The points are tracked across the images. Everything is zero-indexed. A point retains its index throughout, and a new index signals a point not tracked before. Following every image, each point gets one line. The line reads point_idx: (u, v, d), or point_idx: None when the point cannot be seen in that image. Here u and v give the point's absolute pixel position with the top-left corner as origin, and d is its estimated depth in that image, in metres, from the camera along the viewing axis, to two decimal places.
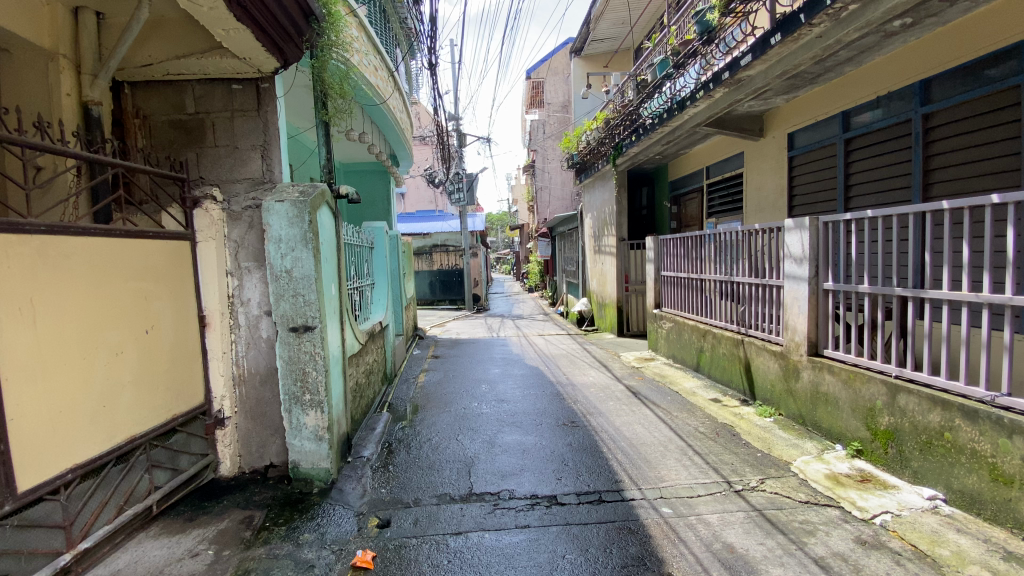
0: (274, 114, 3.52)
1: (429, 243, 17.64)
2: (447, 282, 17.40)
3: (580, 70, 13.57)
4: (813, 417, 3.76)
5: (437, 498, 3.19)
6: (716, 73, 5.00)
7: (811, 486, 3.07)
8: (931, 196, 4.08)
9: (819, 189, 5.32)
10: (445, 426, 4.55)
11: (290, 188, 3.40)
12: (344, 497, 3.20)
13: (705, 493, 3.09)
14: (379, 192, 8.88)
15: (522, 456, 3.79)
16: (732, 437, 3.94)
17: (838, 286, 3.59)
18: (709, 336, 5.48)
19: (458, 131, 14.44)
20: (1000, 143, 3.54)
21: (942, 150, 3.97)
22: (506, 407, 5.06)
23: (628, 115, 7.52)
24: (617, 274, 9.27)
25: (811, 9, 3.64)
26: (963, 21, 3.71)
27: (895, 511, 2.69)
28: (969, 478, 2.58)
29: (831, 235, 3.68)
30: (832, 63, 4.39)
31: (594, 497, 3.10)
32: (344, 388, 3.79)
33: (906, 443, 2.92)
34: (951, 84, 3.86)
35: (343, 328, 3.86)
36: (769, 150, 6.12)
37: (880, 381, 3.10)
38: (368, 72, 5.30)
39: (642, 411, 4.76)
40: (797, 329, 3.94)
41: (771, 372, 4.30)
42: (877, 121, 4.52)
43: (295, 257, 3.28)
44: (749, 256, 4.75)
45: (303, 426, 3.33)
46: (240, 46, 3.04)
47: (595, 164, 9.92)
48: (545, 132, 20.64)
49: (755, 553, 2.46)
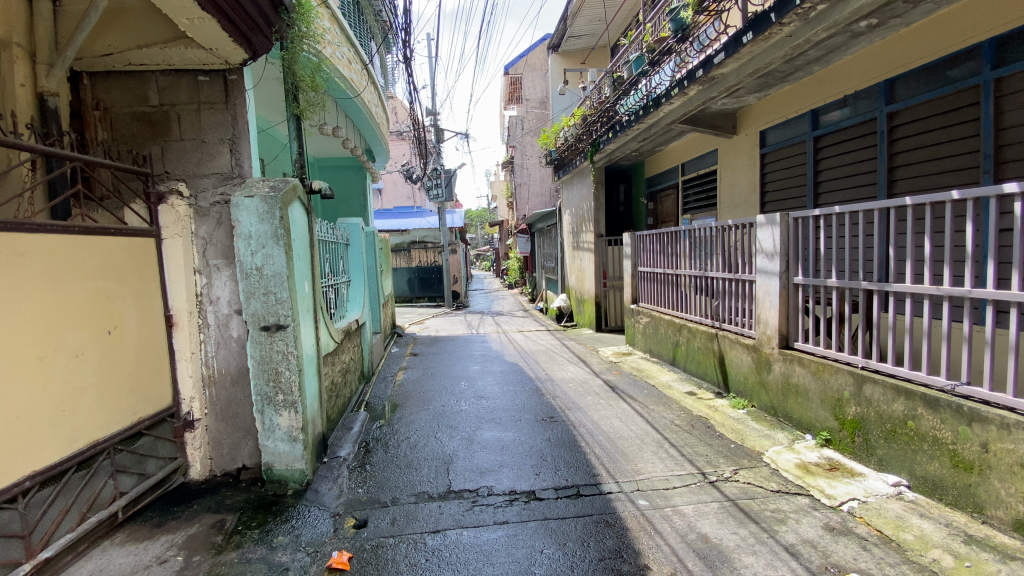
0: (243, 107, 3.42)
1: (407, 240, 17.41)
2: (426, 279, 17.31)
3: (558, 66, 13.52)
4: (784, 408, 3.86)
5: (414, 497, 3.17)
6: (690, 71, 5.05)
7: (782, 475, 3.15)
8: (894, 193, 4.22)
9: (789, 186, 5.45)
10: (423, 424, 4.51)
11: (260, 183, 3.31)
12: (319, 498, 3.15)
13: (680, 485, 3.14)
14: (354, 188, 8.77)
15: (501, 452, 3.79)
16: (706, 429, 4.01)
17: (807, 280, 3.67)
18: (684, 331, 5.56)
19: (436, 126, 14.29)
20: (958, 142, 3.68)
21: (905, 149, 4.10)
22: (486, 403, 5.06)
23: (605, 112, 7.59)
24: (596, 269, 9.34)
25: (781, 9, 3.71)
26: (927, 22, 3.82)
27: (861, 498, 2.77)
28: (932, 464, 2.67)
29: (801, 231, 3.75)
30: (802, 61, 4.48)
31: (572, 492, 3.12)
32: (319, 387, 3.72)
33: (872, 432, 3.02)
34: (916, 84, 3.98)
35: (317, 326, 3.79)
36: (742, 147, 6.22)
37: (847, 371, 3.20)
38: (340, 65, 5.19)
39: (619, 405, 4.80)
40: (769, 322, 4.02)
41: (743, 365, 4.40)
42: (845, 120, 4.64)
43: (266, 254, 3.20)
44: (723, 251, 4.82)
45: (276, 427, 3.26)
46: (206, 36, 2.95)
47: (573, 161, 9.97)
48: (523, 129, 20.58)
49: (729, 542, 2.51)
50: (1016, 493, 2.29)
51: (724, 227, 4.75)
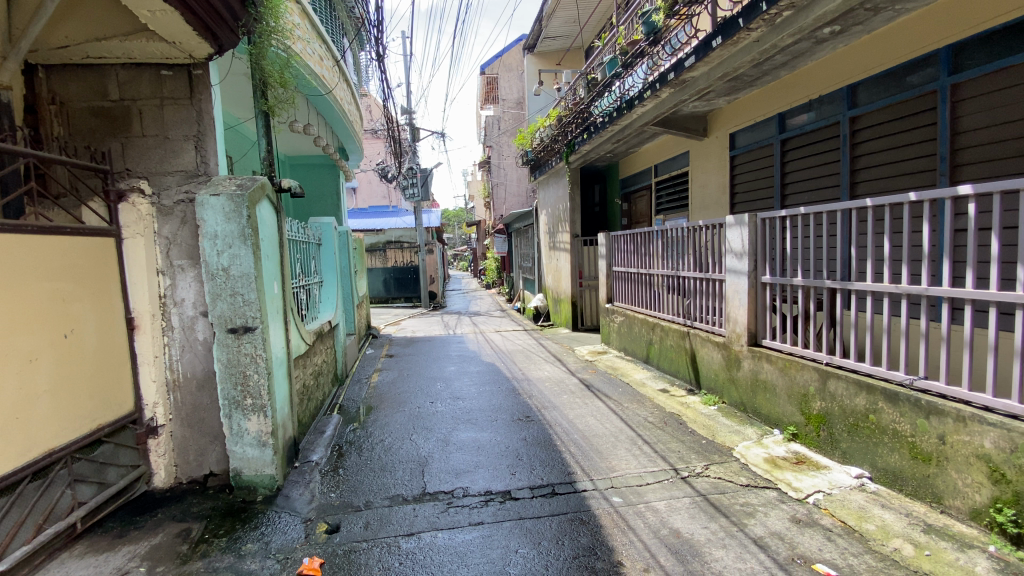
0: (208, 103, 3.32)
1: (383, 239, 17.20)
2: (402, 279, 17.13)
3: (534, 67, 13.53)
4: (753, 404, 3.96)
5: (388, 500, 3.12)
6: (662, 74, 5.13)
7: (751, 470, 3.23)
8: (856, 195, 4.37)
9: (758, 188, 5.59)
10: (398, 426, 4.46)
11: (226, 181, 3.22)
12: (290, 503, 3.08)
13: (653, 481, 3.18)
14: (327, 187, 8.62)
15: (476, 453, 3.77)
16: (679, 426, 4.08)
17: (775, 279, 3.76)
18: (657, 329, 5.65)
19: (412, 124, 14.15)
20: (915, 147, 3.84)
21: (867, 152, 4.25)
22: (462, 404, 5.03)
23: (580, 113, 7.66)
24: (572, 269, 9.41)
25: (748, 15, 3.80)
26: (887, 30, 3.96)
27: (826, 490, 2.86)
28: (892, 456, 2.77)
29: (767, 231, 3.84)
30: (769, 66, 4.60)
31: (547, 491, 3.13)
32: (290, 390, 3.64)
33: (836, 426, 3.12)
34: (876, 90, 4.14)
35: (287, 328, 3.70)
36: (712, 149, 6.35)
37: (812, 367, 3.30)
38: (311, 61, 5.09)
39: (594, 403, 4.85)
40: (738, 321, 4.11)
41: (714, 362, 4.49)
42: (810, 123, 4.79)
43: (232, 254, 3.11)
44: (694, 251, 4.91)
45: (245, 432, 3.18)
46: (169, 29, 2.86)
47: (549, 161, 10.01)
48: (500, 129, 20.56)
49: (700, 537, 2.55)
50: (971, 483, 2.38)
51: (695, 228, 4.84)
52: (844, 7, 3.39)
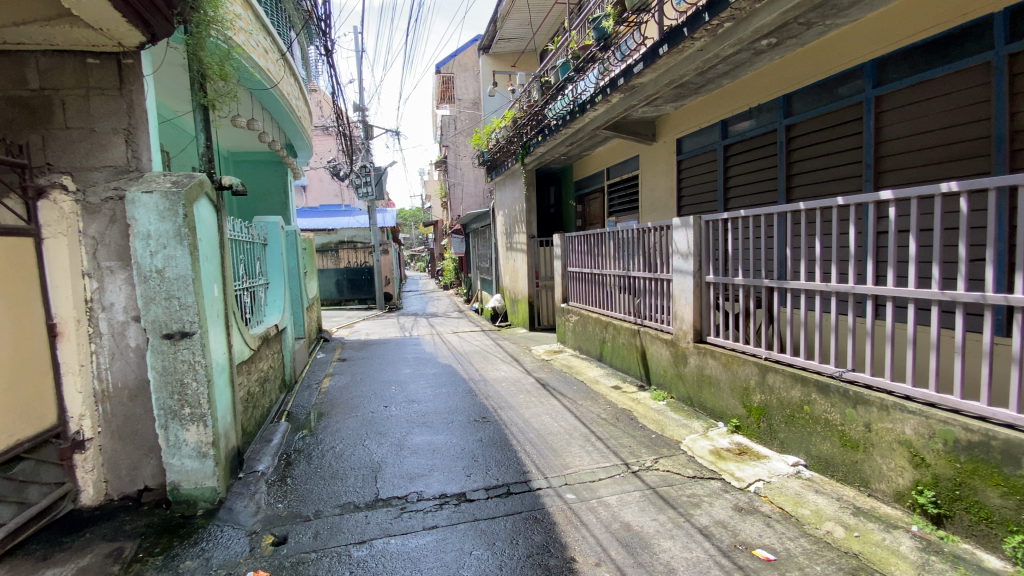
0: (140, 95, 3.11)
1: (335, 239, 16.70)
2: (355, 280, 16.71)
3: (489, 68, 13.50)
4: (699, 398, 4.12)
5: (339, 508, 3.04)
6: (613, 79, 5.26)
7: (697, 461, 3.37)
8: (792, 199, 4.64)
9: (703, 191, 5.83)
10: (350, 432, 4.35)
11: (160, 177, 3.04)
12: (234, 516, 2.94)
13: (605, 476, 3.25)
14: (274, 184, 8.30)
15: (431, 457, 3.73)
16: (630, 421, 4.20)
17: (717, 278, 3.93)
18: (610, 328, 5.78)
19: (364, 122, 13.81)
20: (843, 154, 4.12)
21: (801, 159, 4.52)
22: (417, 407, 4.97)
23: (534, 115, 7.73)
24: (528, 270, 9.49)
25: (692, 24, 3.95)
26: (819, 43, 4.22)
27: (766, 479, 3.02)
28: (824, 444, 2.95)
29: (711, 233, 4.01)
30: (712, 75, 4.80)
31: (502, 491, 3.13)
32: (233, 398, 3.47)
33: (775, 417, 3.30)
34: (809, 100, 4.40)
35: (229, 333, 3.54)
36: (660, 153, 6.56)
37: (752, 362, 3.47)
38: (254, 53, 4.88)
39: (549, 402, 4.90)
40: (684, 318, 4.27)
41: (663, 359, 4.65)
42: (750, 130, 5.03)
43: (167, 255, 2.94)
44: (644, 252, 5.05)
45: (183, 444, 3.01)
46: (95, 15, 2.66)
47: (504, 162, 10.04)
48: (456, 129, 20.42)
49: (649, 529, 2.63)
50: (893, 467, 2.57)
51: (644, 229, 4.98)
52: (780, 21, 3.59)
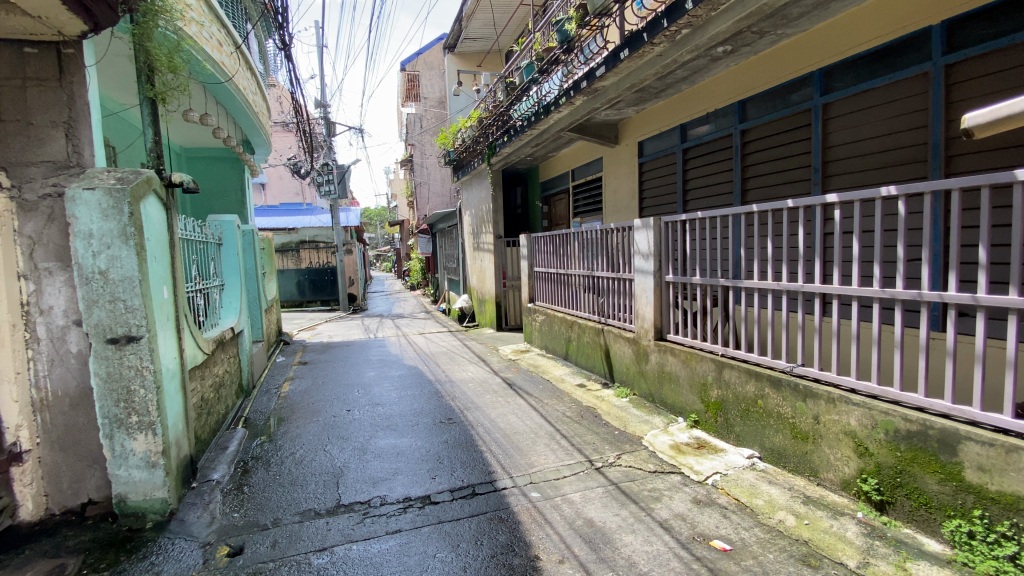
0: (82, 87, 2.94)
1: (296, 238, 16.23)
2: (318, 281, 16.29)
3: (454, 67, 13.40)
4: (660, 394, 4.23)
5: (299, 516, 2.96)
6: (576, 82, 5.34)
7: (658, 456, 3.46)
8: (747, 201, 4.81)
9: (664, 193, 5.97)
10: (311, 437, 4.24)
11: (103, 174, 2.89)
12: (186, 528, 2.82)
13: (570, 474, 3.29)
14: (231, 182, 8.02)
15: (395, 460, 3.68)
16: (594, 419, 4.27)
17: (677, 278, 4.03)
18: (575, 327, 5.85)
19: (327, 119, 13.47)
20: (794, 159, 4.30)
21: (755, 162, 4.69)
22: (381, 410, 4.89)
23: (500, 116, 7.74)
24: (495, 270, 9.48)
25: (652, 30, 4.05)
26: (772, 52, 4.39)
27: (723, 471, 3.13)
28: (776, 436, 3.08)
29: (670, 234, 4.11)
30: (672, 80, 4.93)
31: (466, 492, 3.12)
32: (185, 405, 3.33)
33: (731, 412, 3.41)
34: (762, 106, 4.59)
35: (180, 336, 3.39)
36: (623, 156, 6.68)
37: (709, 359, 3.59)
38: (206, 46, 4.69)
39: (516, 401, 4.92)
40: (646, 317, 4.37)
41: (625, 357, 4.75)
42: (708, 134, 5.19)
43: (111, 256, 2.79)
44: (607, 252, 5.14)
45: (130, 454, 2.86)
46: (32, 2, 2.49)
47: (471, 162, 10.02)
48: (422, 127, 20.19)
49: (612, 524, 2.68)
50: (840, 457, 2.70)
51: (607, 230, 5.07)
52: (734, 29, 3.72)
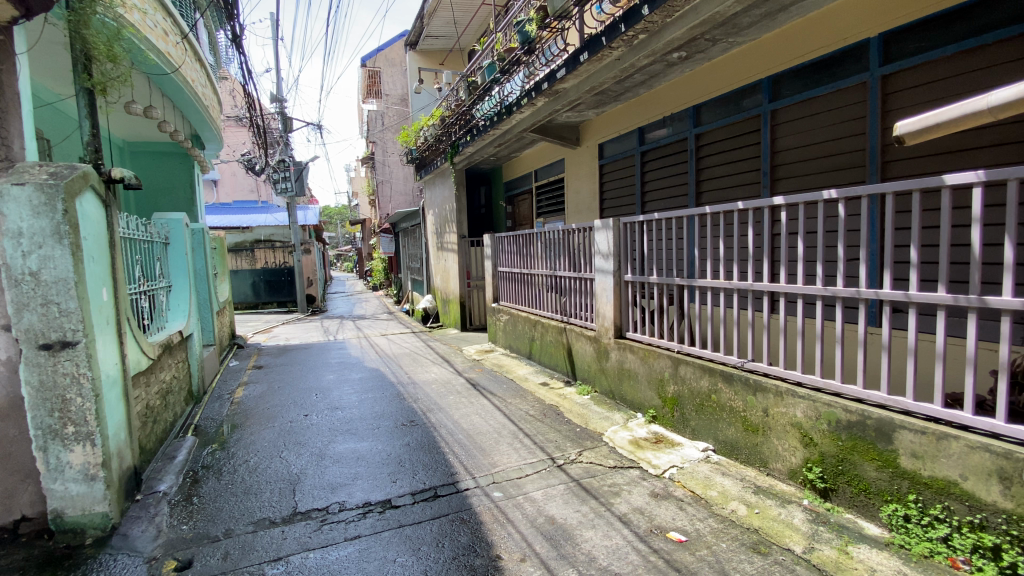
0: (10, 75, 2.73)
1: (250, 238, 15.65)
2: (274, 282, 15.76)
3: (416, 64, 13.20)
4: (620, 391, 4.32)
5: (253, 525, 2.86)
6: (537, 83, 5.38)
7: (617, 452, 3.53)
8: (702, 203, 4.97)
9: (623, 194, 6.10)
10: (267, 443, 4.11)
11: (34, 168, 2.70)
12: (130, 543, 2.67)
13: (532, 472, 3.32)
14: (179, 178, 7.65)
15: (355, 465, 3.61)
16: (556, 417, 4.31)
17: (635, 277, 4.13)
18: (538, 326, 5.90)
19: (283, 114, 13.02)
20: (745, 163, 4.48)
21: (709, 165, 4.85)
22: (340, 414, 4.78)
23: (462, 115, 7.72)
24: (459, 270, 9.42)
25: (610, 34, 4.13)
26: (724, 59, 4.56)
27: (679, 465, 3.23)
28: (728, 429, 3.20)
29: (629, 234, 4.21)
30: (630, 84, 5.04)
31: (428, 495, 3.10)
32: (127, 413, 3.15)
33: (687, 406, 3.52)
34: (715, 112, 4.75)
35: (122, 341, 3.21)
36: (584, 157, 6.78)
37: (666, 355, 3.69)
38: (149, 34, 4.45)
39: (479, 402, 4.91)
40: (606, 316, 4.45)
41: (587, 355, 4.82)
42: (665, 138, 5.33)
43: (43, 256, 2.61)
44: (569, 252, 5.21)
45: (66, 466, 2.68)
46: None
47: (433, 160, 9.92)
48: (383, 124, 19.82)
49: (572, 520, 2.72)
50: (787, 447, 2.84)
51: (568, 230, 5.13)
52: (688, 36, 3.84)
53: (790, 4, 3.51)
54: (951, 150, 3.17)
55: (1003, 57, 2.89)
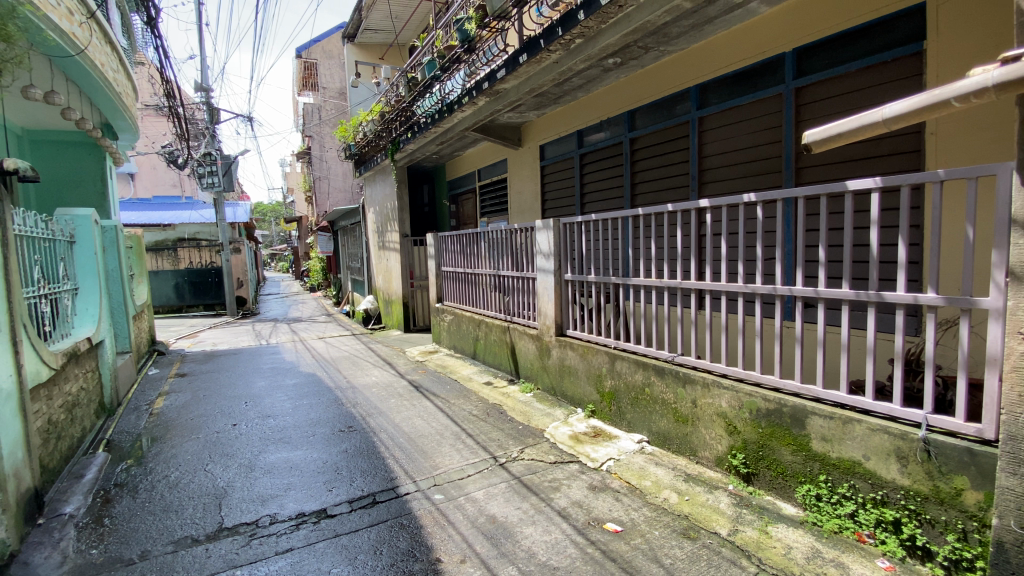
0: None
1: (172, 236, 14.56)
2: (200, 283, 14.76)
3: (354, 57, 12.80)
4: (561, 387, 4.41)
5: (172, 545, 2.66)
6: (478, 82, 5.38)
7: (558, 447, 3.60)
8: (637, 204, 5.16)
9: (564, 194, 6.22)
10: (189, 457, 3.84)
11: None
12: (28, 573, 2.41)
13: (473, 472, 3.31)
14: (88, 171, 7.00)
15: (288, 475, 3.45)
16: (499, 415, 4.34)
17: (575, 277, 4.22)
18: (482, 326, 5.90)
19: (209, 104, 12.22)
20: (676, 166, 4.69)
21: (643, 168, 5.04)
22: (273, 422, 4.56)
23: (402, 111, 7.57)
24: (401, 269, 9.23)
25: (548, 37, 4.19)
26: (655, 67, 4.76)
27: (616, 457, 3.34)
28: (661, 421, 3.35)
29: (569, 235, 4.29)
30: (568, 87, 5.15)
31: (366, 501, 3.02)
32: (25, 429, 2.84)
33: (623, 400, 3.65)
34: (648, 117, 4.95)
35: (19, 351, 2.89)
36: (525, 158, 6.84)
37: (604, 351, 3.80)
38: (51, 13, 4.04)
39: (422, 404, 4.84)
40: (547, 314, 4.52)
41: (530, 353, 4.88)
42: (603, 141, 5.48)
43: None
44: (511, 251, 5.24)
45: None
46: None
47: (373, 157, 9.67)
48: (320, 118, 19.06)
49: (513, 518, 2.74)
50: (713, 436, 3.01)
51: (510, 230, 5.16)
52: (621, 42, 3.97)
53: (715, 17, 3.71)
54: (856, 158, 3.48)
55: (897, 75, 3.19)
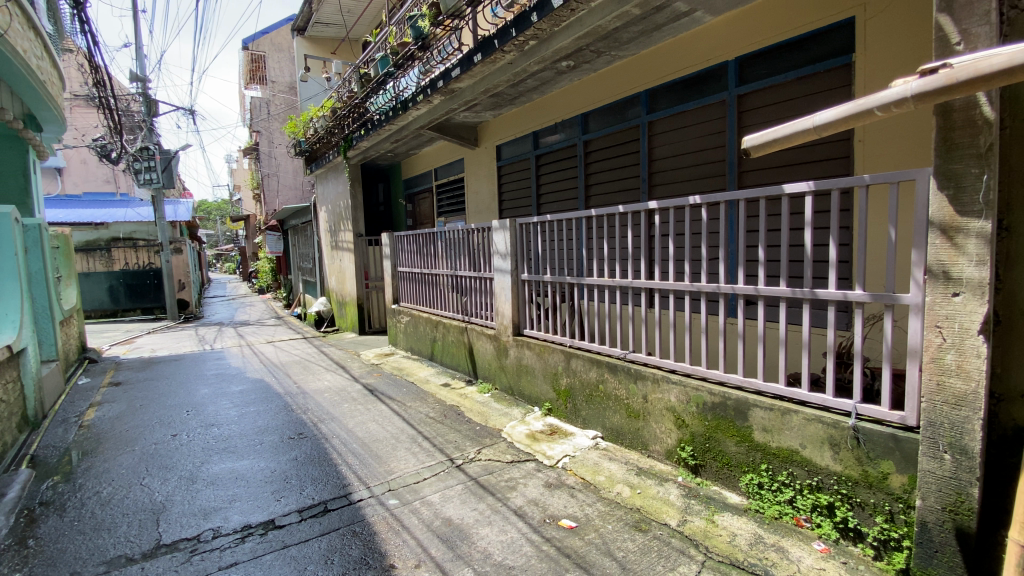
0: None
1: (106, 235, 13.57)
2: (137, 286, 13.89)
3: (304, 51, 12.37)
4: (518, 387, 4.43)
5: (105, 566, 2.49)
6: (433, 80, 5.32)
7: (515, 447, 3.62)
8: (591, 205, 5.25)
9: (520, 194, 6.25)
10: (124, 471, 3.61)
11: None
12: None
13: (429, 475, 3.28)
14: (8, 165, 6.46)
15: (234, 485, 3.31)
16: (456, 416, 4.31)
17: (530, 277, 4.25)
18: (440, 327, 5.85)
19: (146, 96, 11.52)
20: (628, 168, 4.80)
21: (597, 170, 5.14)
22: (218, 431, 4.35)
23: (356, 107, 7.40)
24: (356, 270, 9.02)
25: (502, 37, 4.20)
26: (608, 70, 4.85)
27: (571, 454, 3.39)
28: (614, 417, 3.43)
29: (524, 235, 4.31)
30: (523, 88, 5.18)
31: (317, 510, 2.93)
32: None
33: (578, 397, 3.71)
34: (601, 119, 5.04)
35: None
36: (482, 157, 6.83)
37: (560, 350, 3.85)
38: None
39: (377, 407, 4.75)
40: (504, 314, 4.54)
41: (487, 353, 4.88)
42: (558, 142, 5.55)
43: None
44: (468, 251, 5.22)
45: None
46: None
47: (325, 154, 9.38)
48: (268, 113, 18.33)
49: (468, 519, 2.73)
50: (663, 430, 3.10)
51: (467, 230, 5.14)
52: (574, 46, 4.03)
53: (663, 24, 3.83)
54: (793, 163, 3.67)
55: (829, 84, 3.39)
